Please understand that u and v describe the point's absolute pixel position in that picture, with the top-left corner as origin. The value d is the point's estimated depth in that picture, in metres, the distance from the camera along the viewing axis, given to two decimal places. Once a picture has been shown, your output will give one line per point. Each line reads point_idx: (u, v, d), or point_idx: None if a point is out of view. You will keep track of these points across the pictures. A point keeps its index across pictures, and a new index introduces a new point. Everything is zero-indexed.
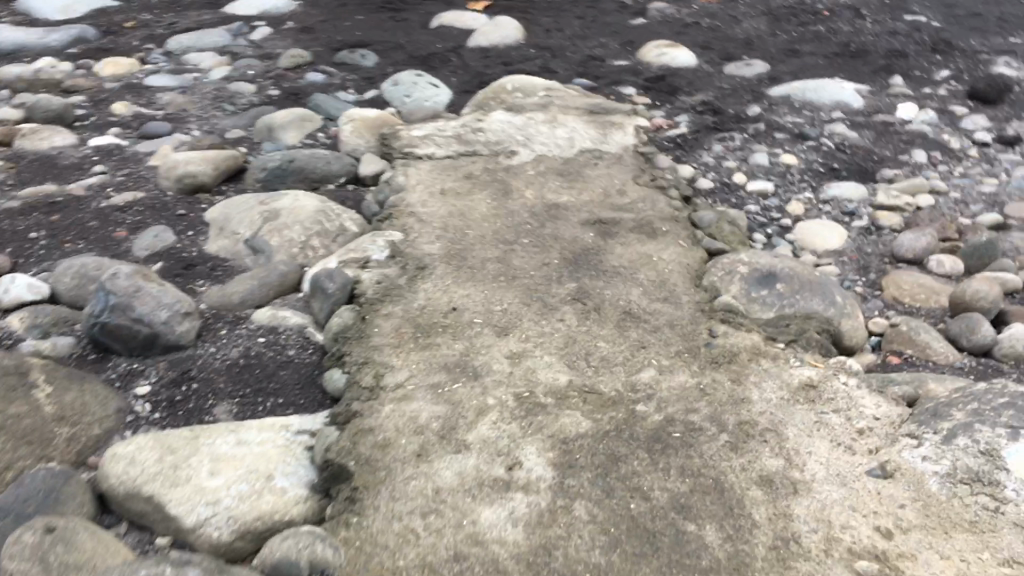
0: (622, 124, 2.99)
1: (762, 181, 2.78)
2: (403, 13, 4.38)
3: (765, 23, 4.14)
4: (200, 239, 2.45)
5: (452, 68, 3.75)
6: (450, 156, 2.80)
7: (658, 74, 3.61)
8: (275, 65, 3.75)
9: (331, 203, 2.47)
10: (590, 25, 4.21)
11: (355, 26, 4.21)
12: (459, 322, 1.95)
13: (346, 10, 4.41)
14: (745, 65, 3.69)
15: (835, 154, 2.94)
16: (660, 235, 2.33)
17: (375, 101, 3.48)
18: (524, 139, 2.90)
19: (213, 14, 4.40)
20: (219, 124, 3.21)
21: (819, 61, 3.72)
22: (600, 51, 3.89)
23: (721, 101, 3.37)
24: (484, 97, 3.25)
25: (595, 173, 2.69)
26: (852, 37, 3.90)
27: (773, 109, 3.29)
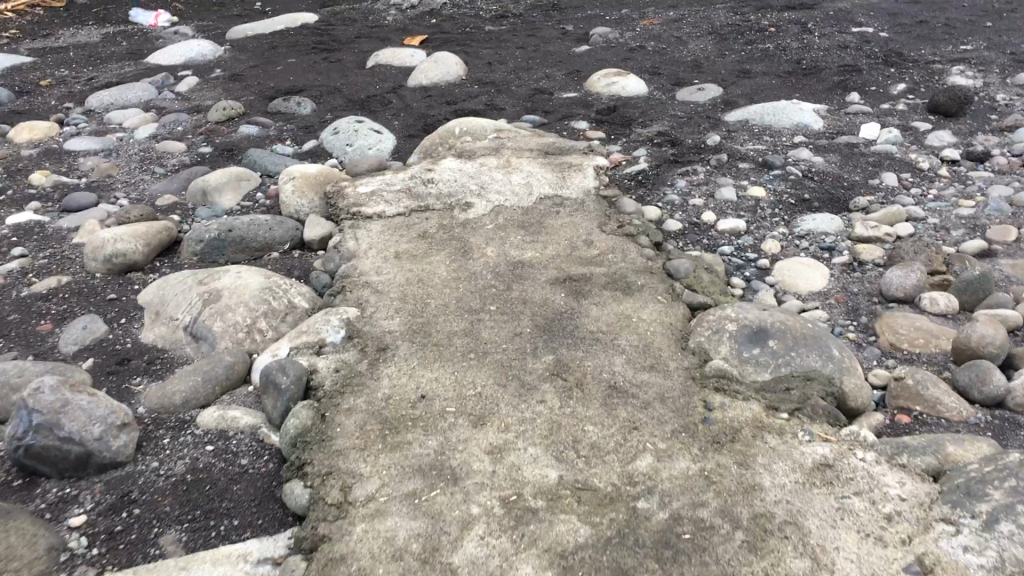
0: (580, 164, 2.83)
1: (732, 218, 2.64)
2: (337, 54, 4.19)
3: (712, 44, 4.03)
4: (134, 327, 2.23)
5: (394, 111, 3.56)
6: (401, 214, 2.61)
7: (609, 105, 3.47)
8: (205, 119, 3.52)
9: (277, 278, 2.27)
10: (533, 55, 4.06)
11: (288, 70, 4.00)
12: (430, 414, 1.76)
13: (276, 54, 4.20)
14: (698, 89, 3.56)
15: (803, 183, 2.82)
16: (635, 291, 2.17)
17: (316, 152, 3.28)
18: (478, 188, 2.72)
19: (135, 66, 4.16)
20: (148, 189, 2.97)
21: (772, 81, 3.62)
22: (546, 83, 3.74)
23: (678, 130, 3.24)
24: (431, 143, 3.07)
25: (558, 224, 2.53)
26: (802, 54, 3.81)
27: (732, 137, 3.17)
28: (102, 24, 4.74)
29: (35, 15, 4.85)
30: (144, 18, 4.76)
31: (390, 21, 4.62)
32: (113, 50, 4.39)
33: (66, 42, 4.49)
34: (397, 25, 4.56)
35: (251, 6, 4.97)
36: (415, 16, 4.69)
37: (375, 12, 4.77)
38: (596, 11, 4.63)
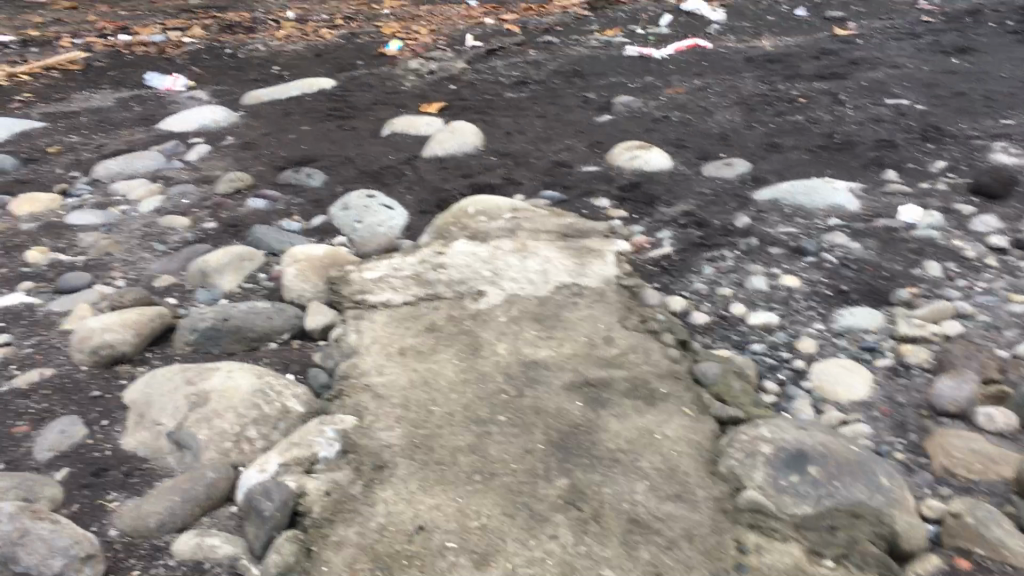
0: (601, 250, 2.67)
1: (763, 311, 2.46)
2: (351, 121, 4.08)
3: (739, 114, 3.88)
4: (116, 431, 2.06)
5: (407, 183, 3.42)
6: (408, 302, 2.45)
7: (631, 180, 3.31)
8: (212, 191, 3.40)
9: (270, 377, 2.10)
10: (553, 125, 3.92)
11: (300, 139, 3.88)
12: (428, 550, 1.58)
13: (290, 121, 4.09)
14: (725, 163, 3.40)
15: (839, 272, 2.64)
16: (659, 400, 1.98)
17: (323, 228, 3.13)
18: (492, 274, 2.55)
19: (146, 133, 4.06)
20: (146, 269, 2.83)
21: (803, 156, 3.45)
22: (566, 155, 3.59)
23: (704, 209, 3.07)
24: (443, 222, 2.90)
25: (576, 317, 2.35)
26: (835, 127, 3.65)
27: (762, 218, 2.99)
28: (116, 88, 4.67)
29: (49, 78, 4.79)
30: (159, 82, 4.68)
31: (407, 87, 4.51)
32: (126, 115, 4.30)
33: (79, 106, 4.40)
34: (414, 91, 4.45)
35: (268, 70, 4.89)
36: (433, 81, 4.59)
37: (393, 77, 4.67)
38: (619, 78, 4.50)
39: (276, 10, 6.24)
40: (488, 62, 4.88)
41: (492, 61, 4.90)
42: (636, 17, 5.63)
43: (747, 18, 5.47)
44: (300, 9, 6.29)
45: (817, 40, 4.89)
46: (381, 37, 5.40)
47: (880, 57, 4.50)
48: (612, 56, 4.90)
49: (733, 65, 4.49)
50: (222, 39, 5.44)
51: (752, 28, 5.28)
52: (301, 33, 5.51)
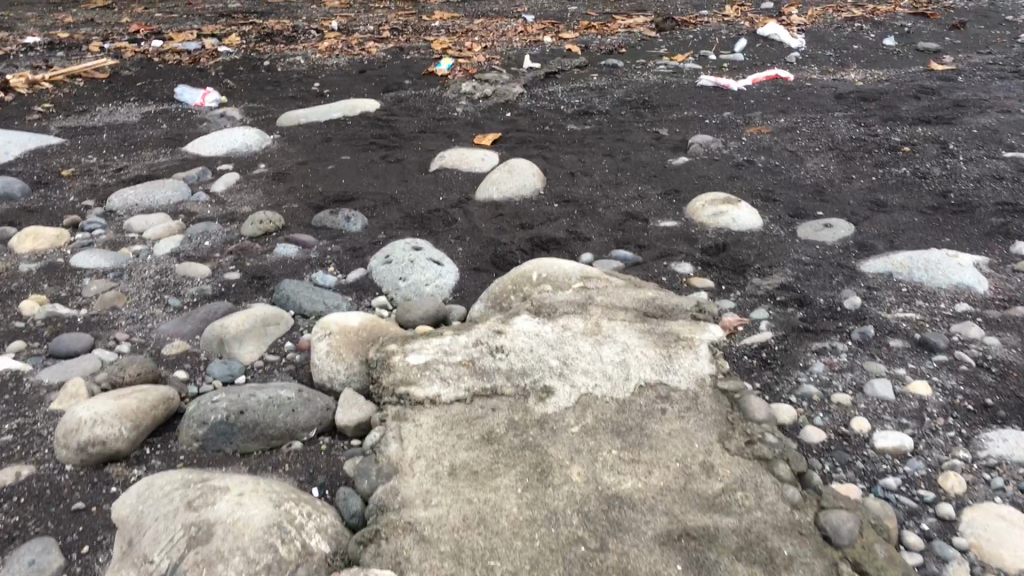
0: (691, 338, 2.23)
1: (893, 430, 2.01)
2: (397, 151, 3.69)
3: (834, 162, 3.44)
4: (98, 564, 1.66)
5: (458, 232, 3.03)
6: (460, 399, 2.04)
7: (717, 241, 2.88)
8: (237, 233, 3.02)
9: (291, 504, 1.69)
10: (622, 166, 3.51)
11: (339, 173, 3.50)
12: None
13: (330, 150, 3.72)
14: (824, 225, 2.97)
15: (978, 377, 2.19)
16: (783, 570, 1.54)
17: (362, 284, 2.75)
18: (561, 364, 2.14)
19: (171, 156, 3.70)
20: (155, 331, 2.45)
21: (914, 220, 3.01)
22: (639, 204, 3.18)
23: (805, 283, 2.64)
24: (501, 289, 2.51)
25: (664, 431, 1.92)
26: (947, 184, 3.20)
27: (875, 299, 2.55)
28: (143, 100, 4.31)
29: (73, 87, 4.44)
30: (189, 96, 4.31)
31: (459, 113, 4.11)
32: (151, 133, 3.94)
33: (101, 121, 4.05)
34: (467, 119, 4.05)
35: (308, 87, 4.51)
36: (487, 107, 4.18)
37: (443, 100, 4.27)
38: (693, 112, 4.07)
39: (318, 18, 5.86)
40: (547, 87, 4.47)
41: (551, 86, 4.49)
42: (708, 41, 5.20)
43: (831, 46, 5.01)
44: (344, 17, 5.91)
45: (913, 76, 4.42)
46: (431, 53, 5.01)
47: (988, 99, 4.02)
48: (684, 85, 4.46)
49: (821, 102, 4.04)
50: (260, 49, 5.07)
51: (837, 58, 4.82)
52: (344, 45, 5.13)
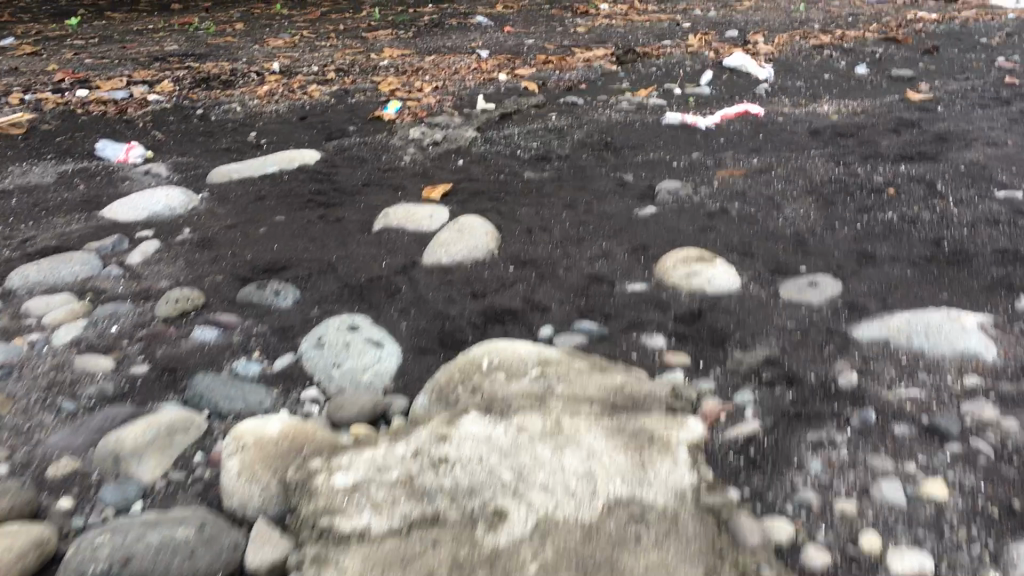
0: (666, 437, 1.91)
1: (909, 548, 1.69)
2: (337, 208, 3.37)
3: (814, 207, 3.16)
4: None
5: (403, 304, 2.70)
6: (394, 531, 1.69)
7: (691, 307, 2.57)
8: (151, 314, 2.68)
9: None
10: (584, 219, 3.20)
11: (272, 237, 3.16)
12: None
13: (263, 209, 3.39)
14: (809, 283, 2.67)
15: (1001, 470, 1.87)
16: None
17: (290, 371, 2.41)
18: (515, 477, 1.80)
19: (86, 222, 3.35)
20: (43, 445, 2.10)
21: (906, 273, 2.71)
22: (603, 264, 2.87)
23: (793, 355, 2.33)
24: (448, 378, 2.18)
25: (639, 566, 1.58)
26: (939, 231, 2.91)
27: (872, 373, 2.25)
28: (62, 157, 3.97)
29: None
30: (112, 152, 3.97)
31: (406, 162, 3.79)
32: (67, 195, 3.59)
33: (13, 183, 3.70)
34: (414, 169, 3.73)
35: (243, 137, 4.18)
36: (436, 155, 3.87)
37: (389, 148, 3.95)
38: (659, 153, 3.78)
39: (259, 60, 5.55)
40: (502, 130, 4.17)
41: (506, 128, 4.19)
42: (671, 74, 4.93)
43: (800, 76, 4.76)
44: (287, 58, 5.60)
45: (889, 107, 4.17)
46: (377, 96, 4.70)
47: (972, 130, 3.76)
48: (647, 124, 4.18)
49: (794, 139, 3.76)
50: (195, 96, 4.74)
51: (807, 89, 4.57)
52: (285, 89, 4.82)
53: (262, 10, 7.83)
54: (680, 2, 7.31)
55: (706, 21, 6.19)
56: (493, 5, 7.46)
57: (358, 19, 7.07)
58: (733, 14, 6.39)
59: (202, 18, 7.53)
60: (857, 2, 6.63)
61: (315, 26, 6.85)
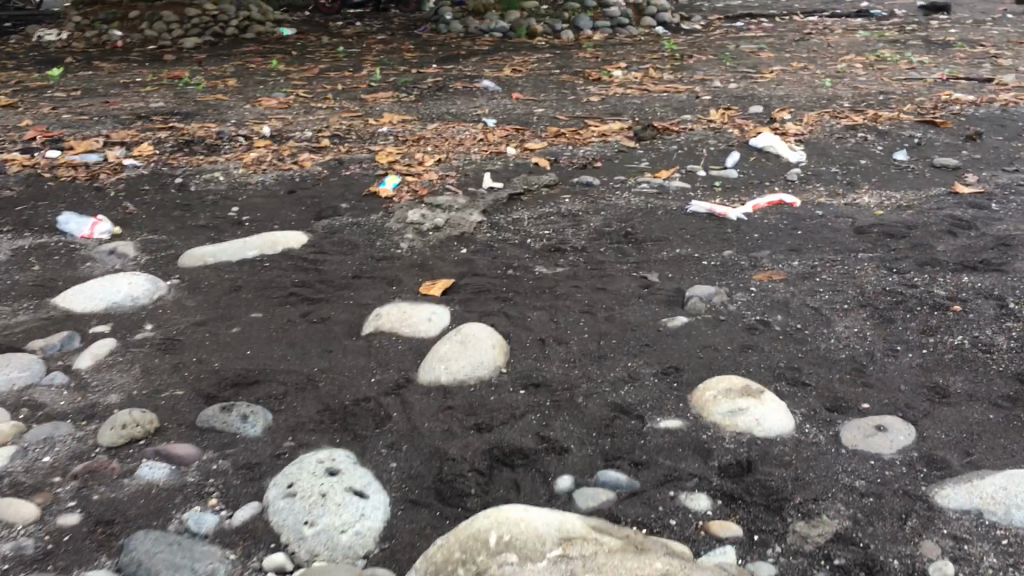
0: None
1: None
2: (322, 305, 2.98)
3: (870, 324, 2.76)
4: None
5: (392, 437, 2.28)
6: None
7: (737, 454, 2.16)
8: (94, 441, 2.26)
9: None
10: (605, 330, 2.80)
11: (245, 342, 2.77)
12: None
13: (238, 305, 3.01)
14: (875, 427, 2.24)
15: None
16: None
17: (253, 527, 1.97)
18: None
19: (37, 313, 2.95)
20: None
21: (989, 416, 2.30)
22: (629, 390, 2.46)
23: (866, 531, 1.91)
24: (446, 557, 1.75)
25: None
26: (1020, 362, 2.51)
27: (967, 561, 1.83)
28: (22, 231, 3.58)
29: None
30: (76, 227, 3.60)
31: (404, 250, 3.41)
32: (20, 278, 3.19)
33: None
34: (412, 258, 3.34)
35: (225, 214, 3.81)
36: (437, 242, 3.49)
37: (386, 232, 3.57)
38: (686, 248, 3.40)
39: (249, 123, 5.22)
40: (510, 214, 3.79)
41: (516, 212, 3.81)
42: (694, 153, 4.58)
43: (834, 161, 4.42)
44: (279, 121, 5.27)
45: (936, 201, 3.79)
46: (376, 168, 4.33)
47: None
48: (671, 211, 3.80)
49: (838, 237, 3.38)
50: (176, 162, 4.45)
51: (843, 176, 4.22)
52: (274, 157, 4.52)
53: (258, 65, 7.53)
54: (697, 70, 7.01)
55: (726, 93, 5.87)
56: (501, 67, 7.16)
57: (359, 78, 6.77)
58: (755, 87, 6.08)
59: (194, 71, 7.23)
60: (884, 78, 6.32)
61: (313, 84, 6.54)
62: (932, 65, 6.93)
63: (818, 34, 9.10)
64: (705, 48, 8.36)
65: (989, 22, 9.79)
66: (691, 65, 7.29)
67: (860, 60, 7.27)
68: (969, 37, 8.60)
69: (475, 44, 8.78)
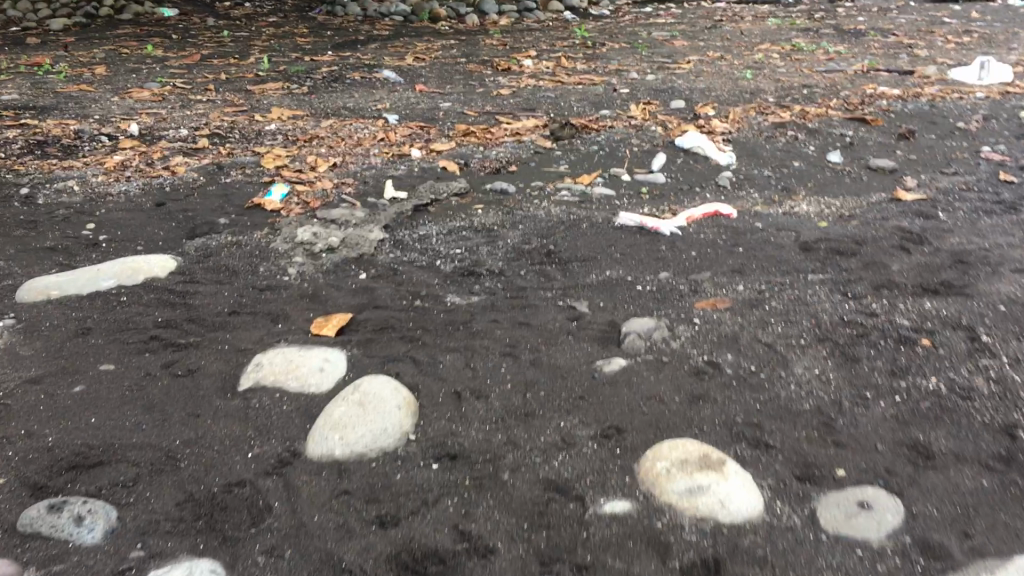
0: None
1: None
2: (190, 352, 2.48)
3: (832, 363, 2.42)
4: None
5: (272, 539, 1.81)
6: None
7: (701, 549, 1.76)
8: None
9: None
10: (532, 378, 2.38)
11: (91, 404, 2.25)
12: None
13: (85, 353, 2.48)
14: (857, 504, 1.87)
15: None
16: None
17: None
18: None
19: None
20: None
21: (983, 482, 1.96)
22: (563, 461, 2.05)
23: None
24: None
25: None
26: (1006, 411, 2.19)
27: None
28: None
29: None
30: None
31: (292, 277, 2.92)
32: None
33: None
34: (302, 288, 2.86)
35: (78, 233, 3.25)
36: (331, 266, 3.01)
37: (271, 254, 3.08)
38: (617, 270, 3.02)
39: (115, 118, 4.62)
40: (416, 229, 3.34)
41: (423, 227, 3.37)
42: (617, 154, 4.22)
43: (765, 163, 4.11)
44: (151, 116, 4.69)
45: (880, 210, 3.50)
46: (261, 173, 3.82)
47: (990, 247, 3.10)
48: (596, 225, 3.41)
49: (783, 256, 3.05)
50: (23, 167, 3.85)
51: (776, 180, 3.92)
52: (142, 160, 3.94)
53: (132, 49, 6.86)
54: (610, 59, 6.66)
55: (645, 87, 5.54)
56: (403, 55, 6.67)
57: (245, 67, 6.18)
58: (674, 80, 5.76)
59: (58, 57, 6.52)
60: (803, 71, 6.08)
61: (194, 72, 5.94)
62: (849, 55, 6.74)
63: (729, 20, 8.86)
64: (616, 34, 8.03)
65: (895, 10, 9.75)
66: (603, 54, 6.93)
67: (776, 49, 7.04)
68: (879, 25, 8.50)
69: (374, 28, 8.25)
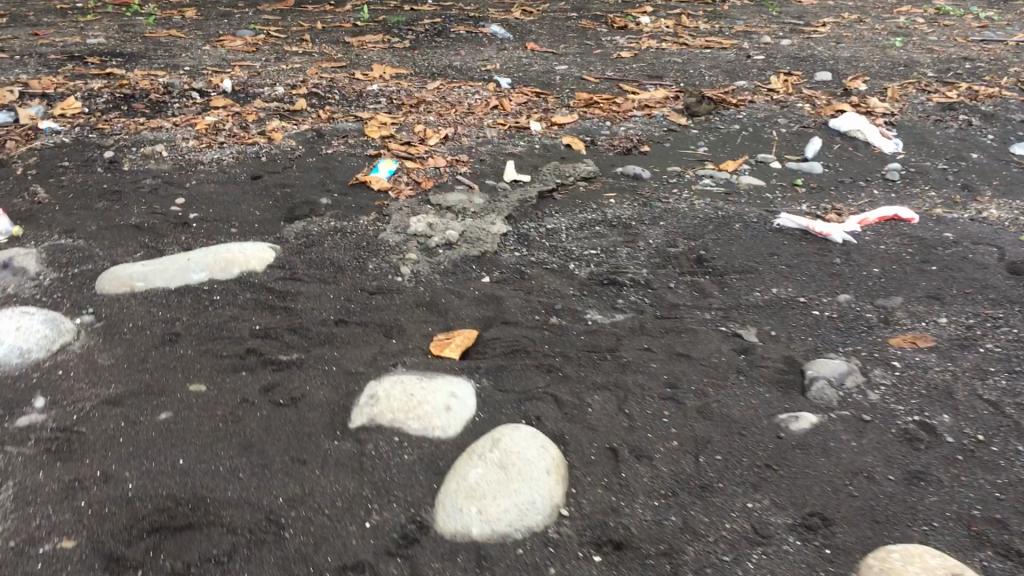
0: None
1: None
2: (293, 374, 2.10)
3: None
4: None
5: None
6: None
7: None
8: None
9: None
10: (704, 436, 1.94)
11: (178, 439, 1.87)
12: None
13: (172, 367, 2.11)
14: None
15: None
16: None
17: None
18: None
19: None
20: None
21: None
22: (759, 562, 1.60)
23: None
24: None
25: None
26: None
27: None
28: None
29: None
30: None
31: (406, 279, 2.52)
32: None
33: None
34: (418, 293, 2.46)
35: (165, 208, 2.89)
36: (451, 266, 2.60)
37: (381, 247, 2.68)
38: (786, 287, 2.56)
39: (206, 70, 4.26)
40: (544, 222, 2.92)
41: (551, 220, 2.94)
42: (763, 137, 3.72)
43: (938, 156, 3.57)
44: (244, 69, 4.31)
45: None
46: (366, 143, 3.42)
47: None
48: (753, 225, 2.94)
49: (988, 281, 2.55)
50: (107, 126, 3.51)
51: (955, 176, 3.39)
52: (234, 122, 3.57)
53: None
54: (735, 18, 6.05)
55: (782, 54, 4.97)
56: (508, 7, 6.17)
57: (341, 14, 5.75)
58: (813, 46, 5.17)
59: None
60: (958, 40, 5.42)
61: (288, 19, 5.54)
62: (1005, 22, 6.03)
63: None
64: None
65: None
66: (726, 11, 6.32)
67: (919, 12, 6.35)
68: None
69: None
